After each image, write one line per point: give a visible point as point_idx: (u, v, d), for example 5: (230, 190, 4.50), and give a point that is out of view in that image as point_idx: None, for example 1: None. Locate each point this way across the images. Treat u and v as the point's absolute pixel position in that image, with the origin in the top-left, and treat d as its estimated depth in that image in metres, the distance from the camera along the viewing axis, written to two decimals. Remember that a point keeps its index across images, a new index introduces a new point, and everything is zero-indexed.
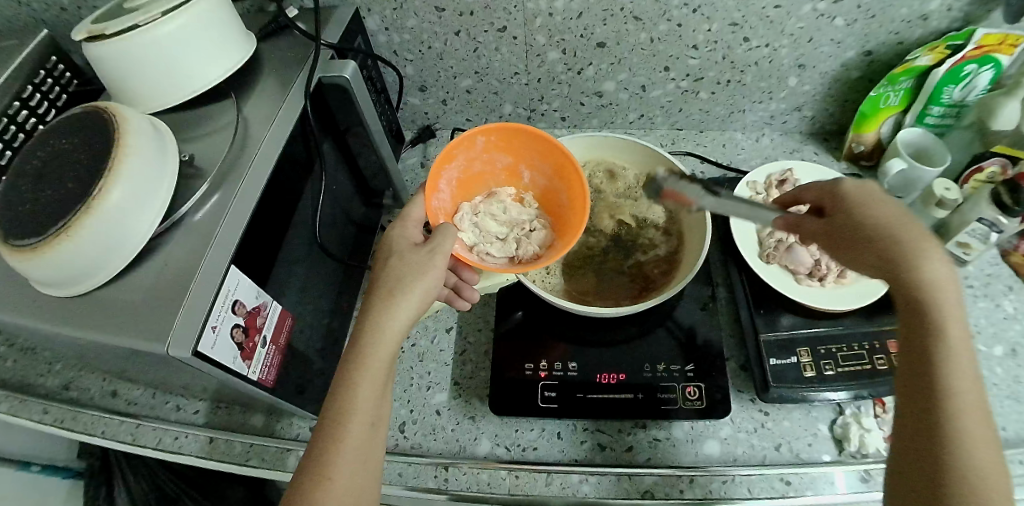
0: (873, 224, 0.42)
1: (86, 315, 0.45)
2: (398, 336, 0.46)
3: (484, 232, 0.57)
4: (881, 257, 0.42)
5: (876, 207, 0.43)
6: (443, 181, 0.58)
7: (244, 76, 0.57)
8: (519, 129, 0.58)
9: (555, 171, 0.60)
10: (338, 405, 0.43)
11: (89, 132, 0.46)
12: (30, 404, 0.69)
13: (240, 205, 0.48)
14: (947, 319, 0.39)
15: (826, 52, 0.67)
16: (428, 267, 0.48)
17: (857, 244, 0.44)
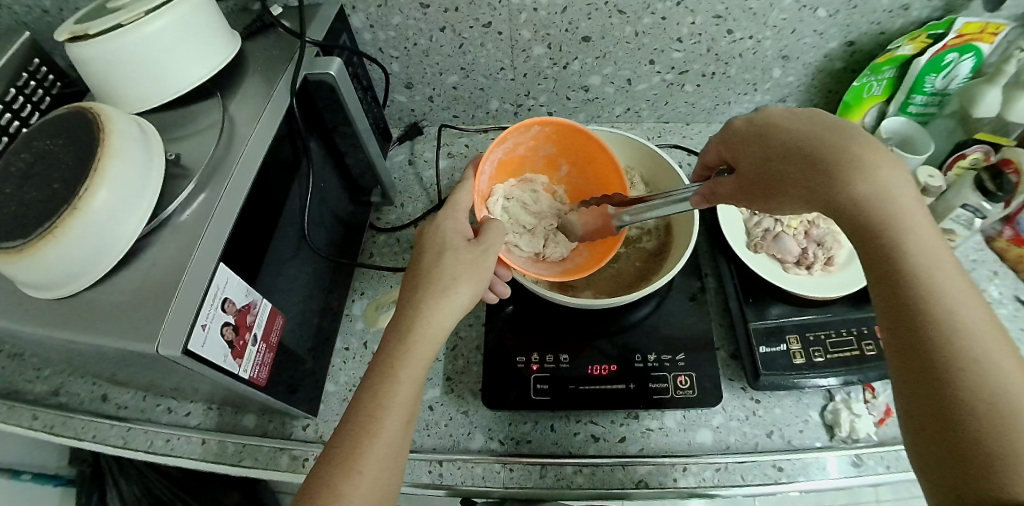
0: (795, 139, 0.42)
1: (73, 317, 0.44)
2: (441, 333, 0.46)
3: (515, 222, 0.60)
4: (809, 172, 0.41)
5: (778, 132, 0.44)
6: (489, 161, 0.59)
7: (230, 74, 0.57)
8: (577, 128, 0.59)
9: (595, 176, 0.63)
10: (378, 397, 0.42)
11: (73, 133, 0.46)
12: (19, 410, 0.68)
13: (228, 204, 0.48)
14: (904, 225, 0.37)
15: (809, 43, 0.67)
16: (483, 266, 0.49)
17: (777, 179, 0.44)
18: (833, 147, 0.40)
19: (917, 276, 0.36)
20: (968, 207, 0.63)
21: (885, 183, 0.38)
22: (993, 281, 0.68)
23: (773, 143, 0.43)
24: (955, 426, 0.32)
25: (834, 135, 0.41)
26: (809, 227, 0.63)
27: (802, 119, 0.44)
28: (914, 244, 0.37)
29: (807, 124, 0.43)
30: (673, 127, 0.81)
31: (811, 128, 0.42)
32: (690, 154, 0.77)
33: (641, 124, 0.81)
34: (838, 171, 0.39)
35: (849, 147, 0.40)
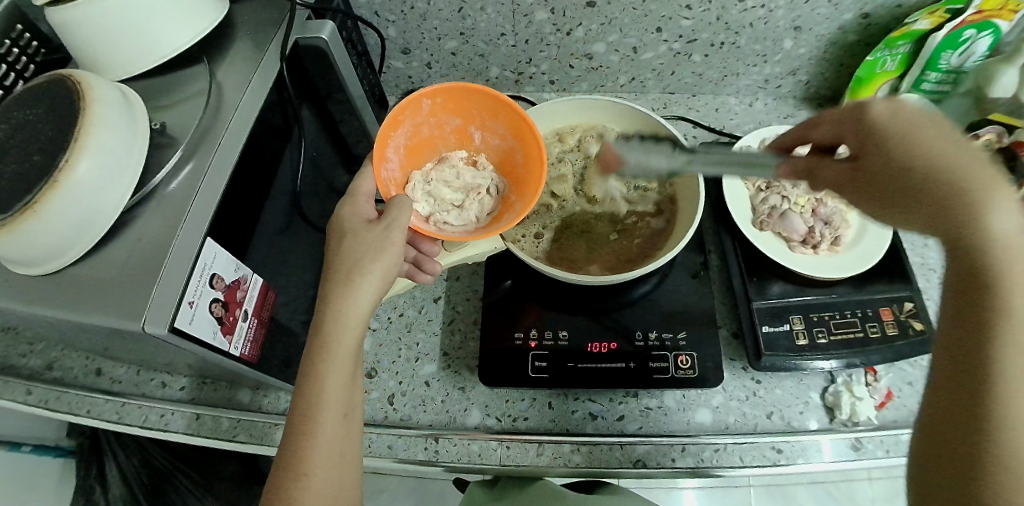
0: (931, 162, 0.33)
1: (59, 295, 0.43)
2: (360, 320, 0.45)
3: (438, 200, 0.53)
4: (932, 199, 0.33)
5: (925, 136, 0.34)
6: (391, 149, 0.53)
7: (216, 38, 0.54)
8: (465, 87, 0.52)
9: (509, 128, 0.55)
10: (306, 399, 0.42)
11: (51, 101, 0.44)
12: (12, 385, 0.67)
13: (215, 175, 0.46)
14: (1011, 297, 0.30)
15: (823, 14, 0.65)
16: (386, 244, 0.46)
17: (892, 187, 0.36)
18: (970, 177, 0.32)
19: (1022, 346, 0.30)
20: None
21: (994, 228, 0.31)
22: None
23: (897, 161, 0.35)
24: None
25: (970, 161, 0.32)
26: (817, 205, 0.61)
27: (951, 127, 0.34)
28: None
29: (949, 143, 0.33)
30: (678, 98, 0.79)
31: (962, 148, 0.33)
32: (696, 126, 0.75)
33: (646, 94, 0.79)
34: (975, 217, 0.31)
35: (987, 188, 0.31)
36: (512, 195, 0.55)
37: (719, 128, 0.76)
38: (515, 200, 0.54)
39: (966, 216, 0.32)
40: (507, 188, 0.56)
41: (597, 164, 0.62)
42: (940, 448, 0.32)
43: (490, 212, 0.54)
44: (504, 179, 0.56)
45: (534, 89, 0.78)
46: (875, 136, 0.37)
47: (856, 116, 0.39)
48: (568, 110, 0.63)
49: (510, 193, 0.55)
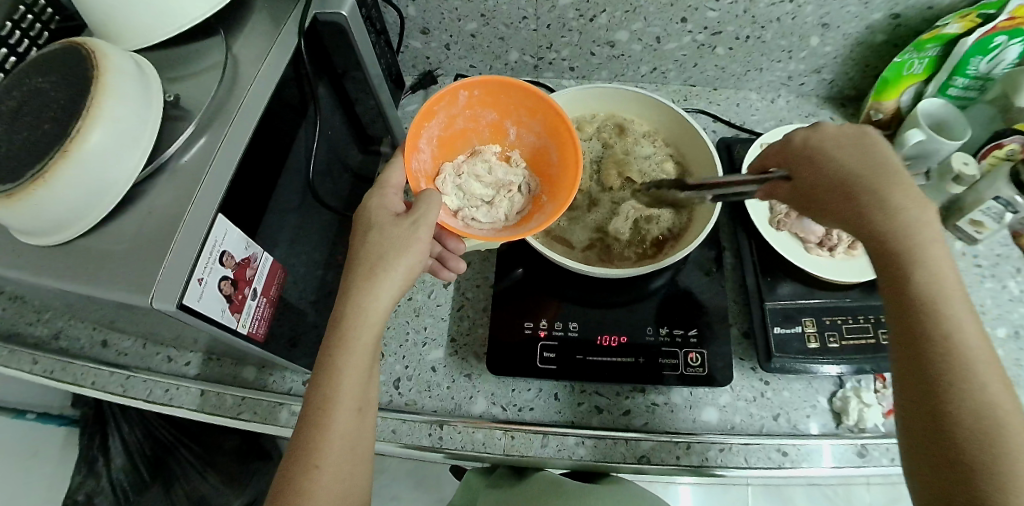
0: (842, 171, 0.44)
1: (69, 264, 0.43)
2: (380, 316, 0.44)
3: (468, 196, 0.52)
4: (853, 199, 0.43)
5: (835, 152, 0.46)
6: (424, 140, 0.51)
7: (232, 11, 0.53)
8: (505, 81, 0.51)
9: (546, 127, 0.54)
10: (323, 392, 0.42)
11: (66, 69, 0.43)
12: (20, 354, 0.68)
13: (228, 149, 0.46)
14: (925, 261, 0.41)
15: (852, 12, 0.63)
16: (410, 241, 0.45)
17: (830, 193, 0.45)
18: (870, 183, 0.43)
19: (938, 305, 0.40)
20: (1000, 200, 0.64)
21: (908, 214, 0.42)
22: (1013, 277, 0.71)
23: (829, 173, 0.45)
24: (964, 457, 0.36)
25: (869, 168, 0.44)
26: None
27: (852, 143, 0.46)
28: (926, 269, 0.41)
29: (854, 154, 0.45)
30: (699, 91, 0.77)
31: (858, 162, 0.44)
32: (716, 120, 0.74)
33: (667, 86, 0.77)
34: (883, 206, 0.42)
35: (881, 185, 0.43)
36: (543, 196, 0.54)
37: (739, 124, 0.75)
38: (546, 201, 0.53)
39: (880, 213, 0.42)
40: (538, 188, 0.55)
41: (615, 155, 0.61)
42: (914, 413, 0.39)
43: (519, 211, 0.53)
44: (536, 179, 0.55)
45: (553, 75, 0.76)
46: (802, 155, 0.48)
47: (780, 151, 0.50)
48: (593, 98, 0.61)
49: (541, 193, 0.54)
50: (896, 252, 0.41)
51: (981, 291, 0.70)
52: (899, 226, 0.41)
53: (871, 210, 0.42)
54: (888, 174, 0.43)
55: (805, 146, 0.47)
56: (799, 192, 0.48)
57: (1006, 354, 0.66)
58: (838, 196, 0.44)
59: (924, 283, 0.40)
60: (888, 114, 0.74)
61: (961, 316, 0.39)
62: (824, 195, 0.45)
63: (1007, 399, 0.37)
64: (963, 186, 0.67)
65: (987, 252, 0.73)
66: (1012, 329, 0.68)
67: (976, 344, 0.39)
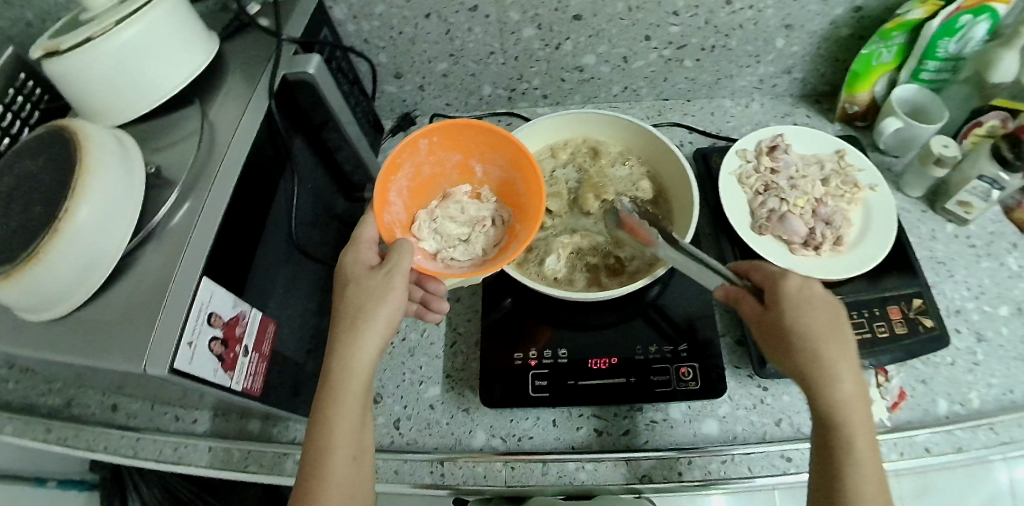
0: (808, 327, 0.43)
1: (66, 339, 0.44)
2: (367, 365, 0.45)
3: (446, 238, 0.53)
4: (807, 358, 0.42)
5: (811, 305, 0.44)
6: (394, 193, 0.53)
7: (208, 79, 0.55)
8: (460, 123, 0.53)
9: (508, 159, 0.55)
10: (318, 443, 0.43)
11: (51, 152, 0.45)
12: (35, 424, 0.69)
13: (210, 213, 0.47)
14: (855, 438, 0.40)
15: (813, 11, 0.64)
16: (387, 290, 0.46)
17: (786, 343, 0.44)
18: (826, 348, 0.42)
19: (853, 484, 0.40)
20: (985, 178, 0.64)
21: (850, 392, 0.41)
22: (1011, 254, 0.70)
23: (792, 326, 0.43)
24: None
25: (834, 332, 0.42)
26: (816, 205, 0.62)
27: (829, 302, 0.44)
28: (859, 447, 0.40)
29: (829, 314, 0.43)
30: (673, 104, 0.78)
31: (828, 329, 0.42)
32: (692, 132, 0.75)
33: (640, 102, 0.78)
34: (829, 376, 0.41)
35: (834, 356, 0.42)
36: (518, 224, 0.54)
37: (715, 132, 0.75)
38: (521, 228, 0.53)
39: (820, 380, 0.41)
40: (513, 217, 0.55)
41: (591, 179, 0.61)
42: None
43: (497, 243, 0.54)
44: (510, 208, 0.56)
45: (527, 104, 0.78)
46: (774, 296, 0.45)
47: (765, 273, 0.47)
48: (561, 125, 0.63)
49: (515, 221, 0.55)
50: (835, 425, 0.41)
51: (979, 271, 0.69)
52: (839, 404, 0.41)
53: (818, 375, 0.42)
54: (847, 343, 0.42)
55: (796, 291, 0.44)
56: (765, 328, 0.46)
57: (1012, 332, 0.65)
58: (800, 356, 0.42)
59: (848, 460, 0.40)
60: (863, 106, 0.74)
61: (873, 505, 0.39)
62: (786, 343, 0.43)
63: None
64: (945, 168, 0.67)
65: (981, 231, 0.72)
66: (1016, 307, 0.66)
67: None
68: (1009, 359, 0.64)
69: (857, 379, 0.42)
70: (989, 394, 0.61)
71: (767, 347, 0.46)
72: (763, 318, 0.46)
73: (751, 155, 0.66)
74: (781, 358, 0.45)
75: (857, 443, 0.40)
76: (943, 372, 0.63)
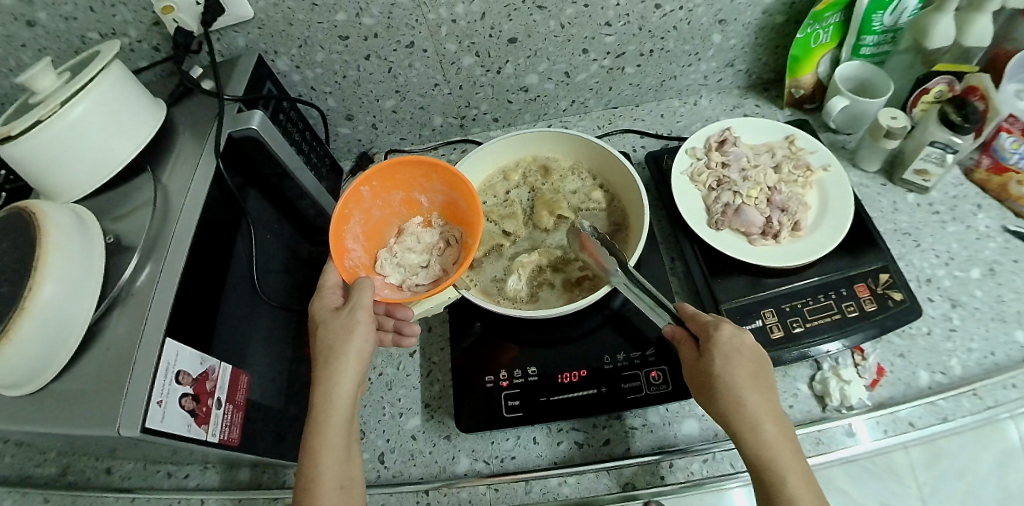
0: (731, 373, 0.44)
1: (39, 412, 0.45)
2: (345, 398, 0.47)
3: (408, 268, 0.55)
4: (732, 403, 0.43)
5: (736, 351, 0.45)
6: (351, 240, 0.53)
7: (160, 143, 0.57)
8: (390, 162, 0.53)
9: (446, 183, 0.56)
10: (306, 479, 0.44)
11: (8, 233, 0.46)
12: (31, 496, 0.70)
13: (168, 274, 0.48)
14: (789, 480, 0.40)
15: (742, 4, 0.65)
16: (352, 324, 0.48)
17: (714, 388, 0.45)
18: (748, 393, 0.43)
19: None
20: (937, 144, 0.65)
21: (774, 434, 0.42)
22: (977, 216, 0.70)
23: (718, 370, 0.45)
24: None
25: (755, 379, 0.44)
26: (770, 194, 0.63)
27: (753, 348, 0.46)
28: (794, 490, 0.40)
29: (751, 361, 0.45)
30: (623, 111, 0.79)
31: (750, 374, 0.44)
32: (643, 136, 0.76)
33: (590, 113, 0.79)
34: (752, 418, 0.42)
35: (754, 400, 0.43)
36: (470, 238, 0.56)
37: (666, 133, 0.77)
38: (475, 241, 0.54)
39: (747, 424, 0.43)
40: (465, 233, 0.57)
41: (543, 196, 0.62)
42: None
43: (456, 260, 0.55)
44: (462, 225, 0.57)
45: (481, 129, 0.79)
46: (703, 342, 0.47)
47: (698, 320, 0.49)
48: (508, 146, 0.64)
49: (469, 237, 0.56)
50: (766, 467, 0.41)
51: (946, 237, 0.69)
52: (766, 443, 0.42)
53: (743, 418, 0.43)
54: (768, 389, 0.44)
55: (726, 338, 0.46)
56: (697, 375, 0.47)
57: (986, 293, 0.65)
58: (726, 401, 0.44)
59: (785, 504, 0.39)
60: (809, 88, 0.75)
61: None
62: (714, 389, 0.45)
63: None
64: (897, 140, 0.67)
65: (943, 196, 0.72)
66: (987, 268, 0.66)
67: None
68: (987, 321, 0.63)
69: (781, 421, 0.43)
70: (970, 359, 0.61)
71: (698, 394, 0.47)
72: (695, 365, 0.47)
73: (701, 152, 0.67)
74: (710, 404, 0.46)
75: (789, 484, 0.40)
76: (921, 343, 0.63)
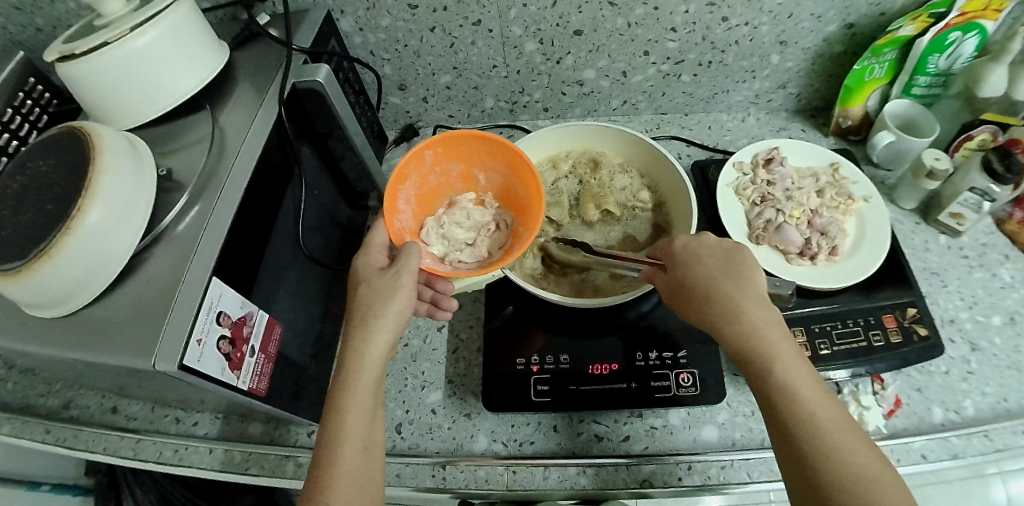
0: (701, 275, 0.48)
1: (73, 335, 0.45)
2: (377, 359, 0.46)
3: (452, 242, 0.55)
4: (711, 298, 0.47)
5: (698, 258, 0.49)
6: (402, 201, 0.55)
7: (219, 86, 0.57)
8: (461, 133, 0.55)
9: (509, 166, 0.57)
10: (328, 434, 0.44)
11: (64, 151, 0.46)
12: (32, 425, 0.69)
13: (220, 216, 0.48)
14: (776, 352, 0.44)
15: (806, 28, 0.66)
16: (395, 288, 0.48)
17: (692, 293, 0.48)
18: (720, 285, 0.47)
19: (792, 391, 0.42)
20: (976, 191, 0.65)
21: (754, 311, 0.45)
22: (1003, 265, 0.71)
23: (691, 276, 0.48)
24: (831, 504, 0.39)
25: (723, 269, 0.48)
26: (812, 216, 0.64)
27: (711, 245, 0.50)
28: (781, 359, 0.44)
29: (712, 258, 0.49)
30: (671, 118, 0.80)
31: (718, 265, 0.48)
32: (689, 145, 0.77)
33: (639, 116, 0.80)
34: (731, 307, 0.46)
35: (730, 289, 0.46)
36: (521, 227, 0.56)
37: (712, 145, 0.77)
38: (524, 230, 0.55)
39: (726, 314, 0.46)
40: (515, 221, 0.57)
41: (591, 189, 0.63)
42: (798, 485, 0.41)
43: (500, 245, 0.56)
44: (515, 212, 0.58)
45: (529, 117, 0.79)
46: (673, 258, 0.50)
47: (659, 243, 0.53)
48: (567, 136, 0.64)
49: (518, 225, 0.56)
50: (753, 357, 0.44)
51: (971, 282, 0.70)
52: (750, 325, 0.45)
53: (722, 309, 0.46)
54: (736, 274, 0.47)
55: (681, 248, 0.50)
56: (672, 290, 0.51)
57: (1004, 341, 0.66)
58: (705, 300, 0.47)
59: (776, 374, 0.43)
60: (856, 119, 0.76)
61: (815, 399, 0.42)
62: (691, 294, 0.48)
63: (875, 466, 0.39)
64: (938, 181, 0.68)
65: (973, 242, 0.73)
66: (1008, 317, 0.67)
67: (832, 423, 0.41)
68: (1003, 369, 0.64)
69: (763, 304, 0.46)
70: (984, 403, 0.62)
71: (678, 307, 0.51)
72: (668, 282, 0.51)
73: (748, 168, 0.67)
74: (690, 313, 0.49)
75: (775, 357, 0.44)
76: (938, 381, 0.64)
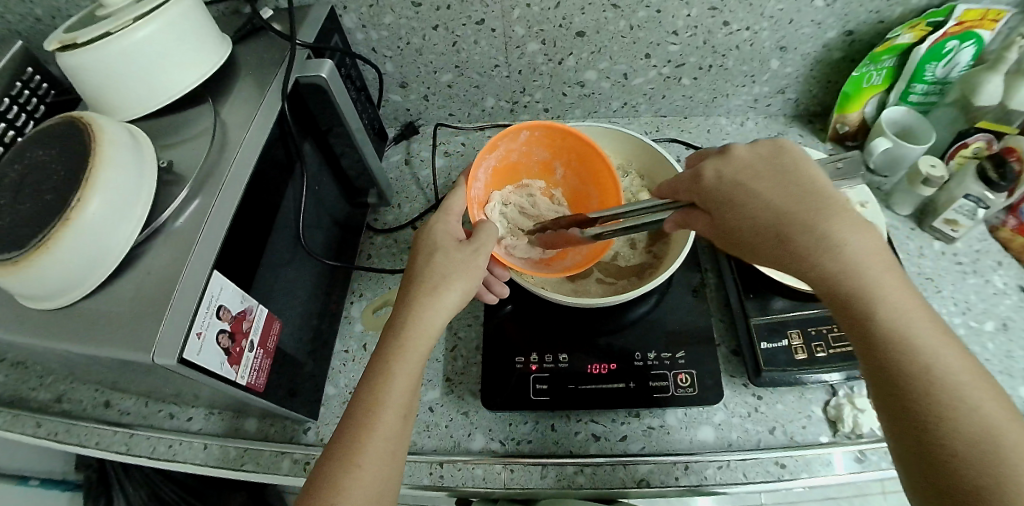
0: (762, 209, 0.43)
1: (70, 327, 0.44)
2: (434, 331, 0.46)
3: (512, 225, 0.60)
4: (779, 233, 0.42)
5: (752, 185, 0.44)
6: (481, 169, 0.60)
7: (221, 80, 0.57)
8: (567, 129, 0.60)
9: (591, 174, 0.63)
10: (374, 394, 0.43)
11: (65, 141, 0.46)
12: (22, 419, 0.68)
13: (221, 208, 0.48)
14: (870, 286, 0.39)
15: (806, 34, 0.66)
16: (473, 266, 0.49)
17: (757, 231, 0.43)
18: (794, 219, 0.41)
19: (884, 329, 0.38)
20: (970, 198, 0.66)
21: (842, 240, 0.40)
22: (996, 272, 0.71)
23: (746, 210, 0.43)
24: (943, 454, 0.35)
25: (792, 199, 0.42)
26: None
27: (766, 168, 0.44)
28: (878, 295, 0.39)
29: (774, 187, 0.43)
30: (670, 121, 0.80)
31: (783, 193, 0.42)
32: (688, 148, 0.77)
33: (638, 118, 0.80)
34: (816, 241, 0.40)
35: (814, 224, 0.41)
36: None
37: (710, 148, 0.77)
38: None
39: (814, 251, 0.40)
40: None
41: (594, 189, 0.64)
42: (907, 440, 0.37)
43: None
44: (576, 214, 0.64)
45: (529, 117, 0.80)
46: (717, 198, 0.45)
47: (688, 184, 0.48)
48: None
49: None
50: (843, 297, 0.40)
51: (965, 287, 0.71)
52: (840, 256, 0.40)
53: (797, 244, 0.41)
54: (813, 203, 0.42)
55: (725, 182, 0.45)
56: (727, 236, 0.46)
57: (997, 347, 0.66)
58: (772, 238, 0.42)
59: (869, 309, 0.39)
60: (854, 125, 0.76)
61: (926, 336, 0.38)
62: (745, 235, 0.44)
63: (1001, 409, 0.36)
64: (933, 188, 0.69)
65: (967, 249, 0.73)
66: (1000, 323, 0.68)
67: (944, 359, 0.37)
68: (995, 373, 0.65)
69: (854, 227, 0.41)
70: None
71: (737, 249, 0.46)
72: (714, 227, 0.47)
73: None
74: (755, 256, 0.45)
75: (874, 293, 0.39)
76: None
